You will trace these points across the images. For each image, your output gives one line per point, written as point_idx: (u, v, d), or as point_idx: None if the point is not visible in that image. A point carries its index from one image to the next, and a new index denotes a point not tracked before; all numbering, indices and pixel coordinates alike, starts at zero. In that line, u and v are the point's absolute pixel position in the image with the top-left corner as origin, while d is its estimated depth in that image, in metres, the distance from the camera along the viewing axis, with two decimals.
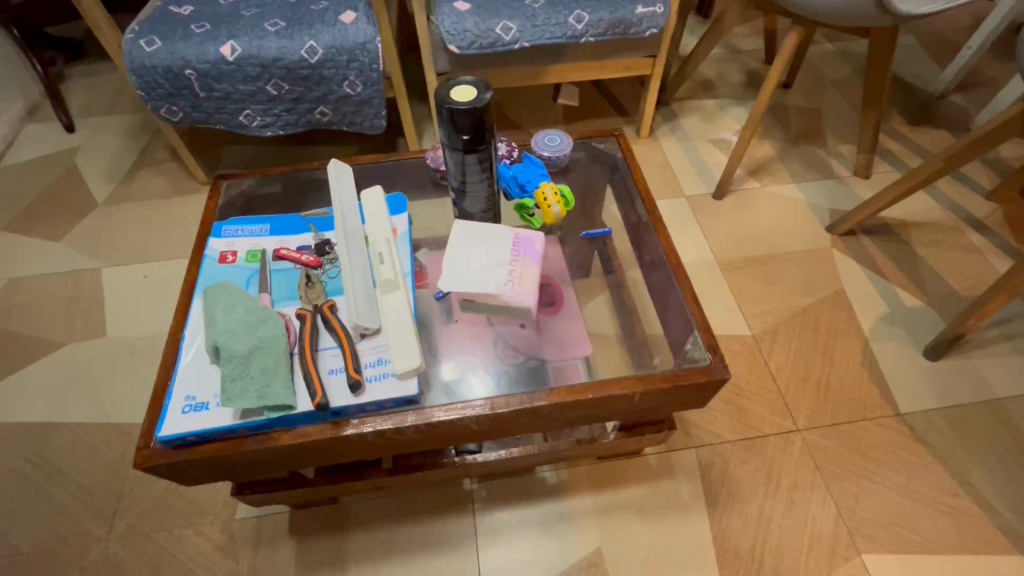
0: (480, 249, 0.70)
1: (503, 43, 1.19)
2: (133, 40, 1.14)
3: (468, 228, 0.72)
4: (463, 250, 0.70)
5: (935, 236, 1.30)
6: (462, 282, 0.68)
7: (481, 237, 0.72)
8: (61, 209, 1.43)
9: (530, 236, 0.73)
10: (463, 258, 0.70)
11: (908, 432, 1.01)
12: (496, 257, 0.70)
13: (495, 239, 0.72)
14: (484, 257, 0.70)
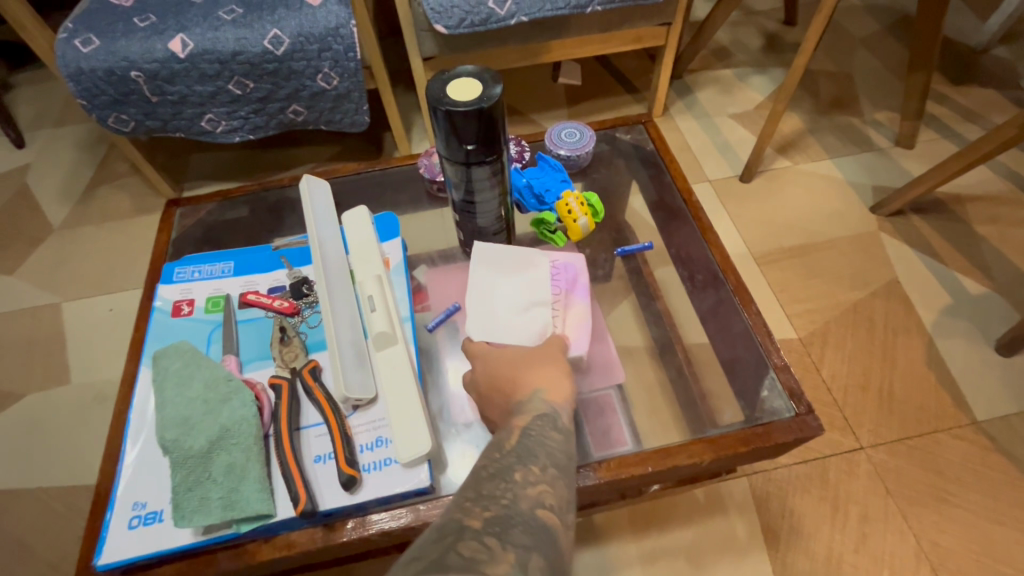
0: (505, 283, 0.57)
1: (498, 18, 1.02)
2: (66, 39, 0.98)
3: (494, 255, 0.58)
4: (486, 285, 0.56)
5: (994, 212, 1.15)
6: (487, 329, 0.54)
7: (506, 266, 0.58)
8: (14, 237, 1.28)
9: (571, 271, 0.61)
10: (486, 297, 0.56)
11: (989, 444, 0.88)
12: (527, 294, 0.56)
13: (529, 268, 0.58)
14: (512, 292, 0.56)
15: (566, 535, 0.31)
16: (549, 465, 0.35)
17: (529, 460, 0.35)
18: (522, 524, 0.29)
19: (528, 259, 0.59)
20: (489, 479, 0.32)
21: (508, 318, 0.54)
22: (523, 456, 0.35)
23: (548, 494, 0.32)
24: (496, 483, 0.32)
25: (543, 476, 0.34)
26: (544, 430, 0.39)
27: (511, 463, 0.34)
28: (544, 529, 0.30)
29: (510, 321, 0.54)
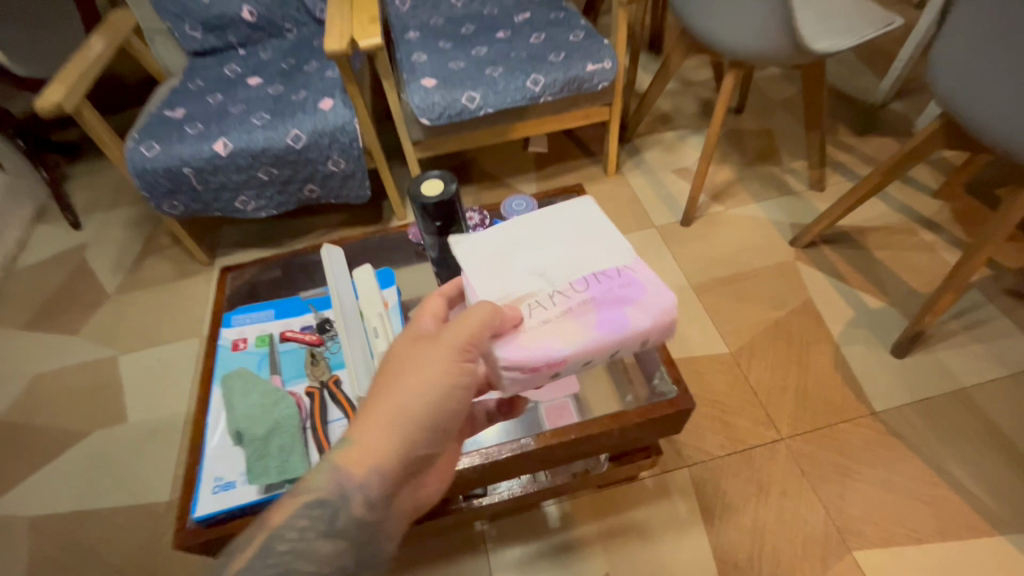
0: (551, 235, 0.59)
1: (469, 111, 1.30)
2: (134, 147, 1.26)
3: (565, 229, 0.60)
4: (519, 237, 0.59)
5: (890, 239, 1.39)
6: (477, 241, 0.59)
7: (580, 234, 0.59)
8: (76, 303, 1.52)
9: (621, 300, 0.53)
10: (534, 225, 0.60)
11: (883, 428, 1.08)
12: (538, 265, 0.56)
13: (559, 259, 0.56)
14: (546, 243, 0.58)
15: None
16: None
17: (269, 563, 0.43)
18: None
19: (583, 252, 0.57)
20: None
21: (509, 247, 0.58)
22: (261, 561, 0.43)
23: None
24: None
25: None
26: (321, 517, 0.47)
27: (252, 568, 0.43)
28: None
29: (511, 250, 0.58)
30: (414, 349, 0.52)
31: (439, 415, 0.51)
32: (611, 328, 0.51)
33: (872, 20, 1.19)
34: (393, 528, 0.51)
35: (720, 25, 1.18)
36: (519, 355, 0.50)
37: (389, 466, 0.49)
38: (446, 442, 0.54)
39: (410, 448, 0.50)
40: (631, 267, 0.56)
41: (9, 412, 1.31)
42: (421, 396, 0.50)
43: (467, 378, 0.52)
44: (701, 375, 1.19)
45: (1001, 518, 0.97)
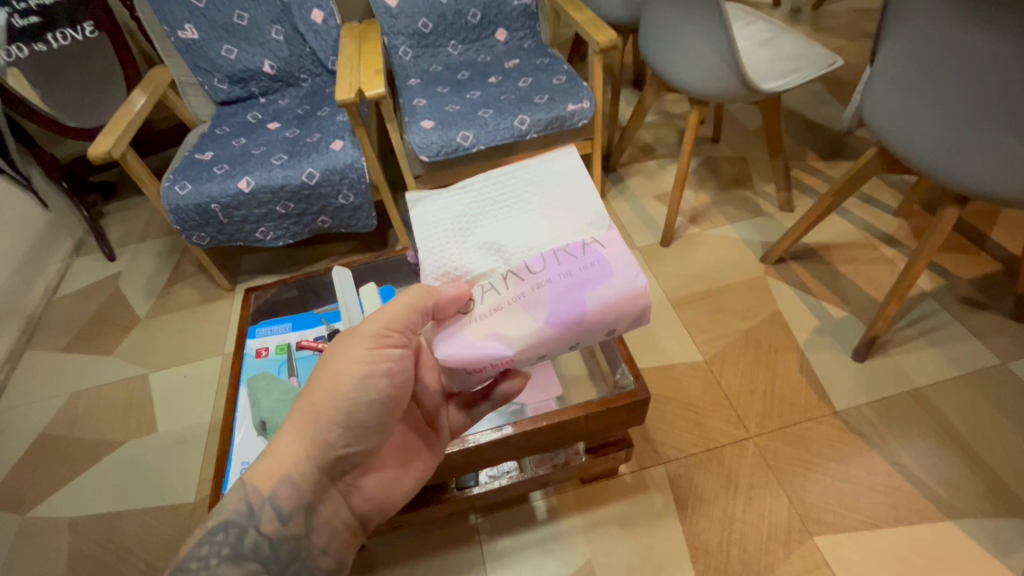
0: (516, 202, 0.57)
1: (464, 148, 1.45)
2: (169, 186, 1.43)
3: (533, 192, 0.57)
4: (483, 203, 0.57)
5: (852, 254, 1.51)
6: (438, 210, 0.58)
7: (549, 200, 0.56)
8: (111, 327, 1.67)
9: (580, 284, 0.52)
10: (502, 186, 0.57)
11: (843, 425, 1.18)
12: (497, 237, 0.55)
13: (522, 229, 0.55)
14: (509, 211, 0.56)
15: None
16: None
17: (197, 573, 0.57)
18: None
19: (548, 226, 0.55)
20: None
21: (470, 217, 0.57)
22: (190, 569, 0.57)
23: None
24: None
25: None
26: (228, 541, 0.60)
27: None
28: None
29: (473, 218, 0.57)
30: (330, 352, 0.62)
31: (352, 404, 0.60)
32: (564, 314, 0.52)
33: (817, 61, 1.36)
34: (313, 536, 0.63)
35: (682, 68, 1.34)
36: (464, 350, 0.53)
37: (301, 469, 0.60)
38: (369, 433, 0.63)
39: (324, 444, 0.60)
40: (598, 244, 0.54)
41: (51, 425, 1.45)
42: (325, 396, 0.59)
43: (382, 364, 0.60)
44: (677, 380, 1.30)
45: (951, 505, 1.06)
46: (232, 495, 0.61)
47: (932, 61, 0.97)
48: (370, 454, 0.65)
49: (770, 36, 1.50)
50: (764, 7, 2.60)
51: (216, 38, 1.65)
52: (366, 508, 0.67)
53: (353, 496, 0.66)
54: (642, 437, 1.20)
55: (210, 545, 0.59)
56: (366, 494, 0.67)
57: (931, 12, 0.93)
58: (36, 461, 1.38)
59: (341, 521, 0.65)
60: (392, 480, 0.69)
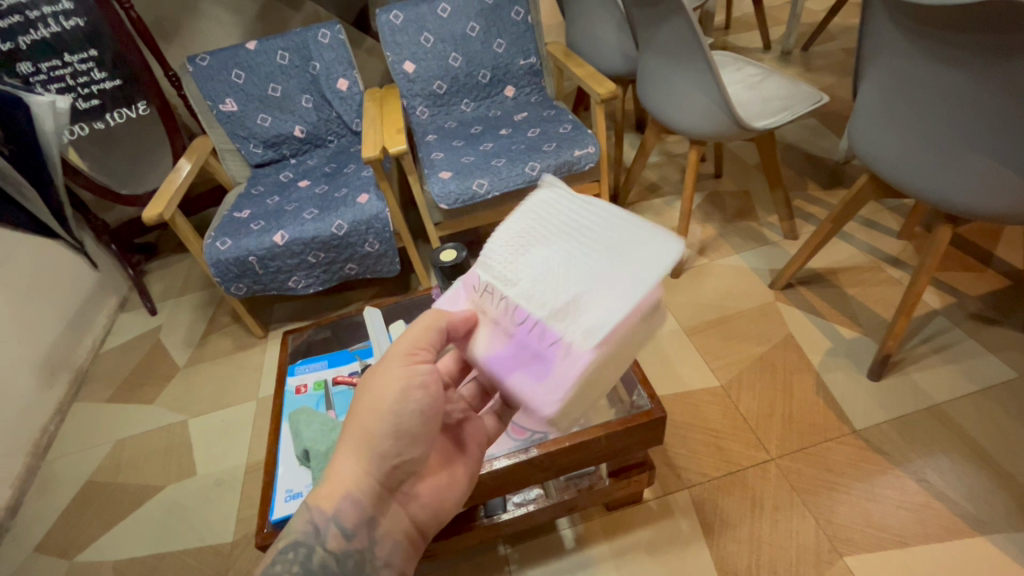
0: (581, 260, 0.54)
1: (480, 195, 1.56)
2: (212, 243, 1.55)
3: (588, 271, 0.53)
4: (555, 241, 0.57)
5: (860, 277, 1.56)
6: (530, 220, 0.59)
7: (597, 284, 0.53)
8: (152, 377, 1.77)
9: (535, 362, 0.56)
10: (597, 239, 0.56)
11: (865, 444, 1.19)
12: (523, 268, 0.56)
13: (543, 282, 0.55)
14: (570, 261, 0.55)
15: None
16: None
17: None
18: None
19: (565, 298, 0.53)
20: None
21: (553, 234, 0.57)
22: None
23: None
24: None
25: None
26: (298, 559, 0.63)
27: None
28: None
29: (554, 239, 0.57)
30: (368, 377, 0.68)
31: (397, 419, 0.66)
32: (509, 367, 0.59)
33: (804, 99, 1.47)
34: (376, 550, 0.66)
35: (678, 113, 1.46)
36: (431, 322, 0.64)
37: (361, 486, 0.65)
38: (415, 443, 0.68)
39: (380, 458, 0.66)
40: (566, 352, 0.53)
41: (96, 472, 1.52)
42: (372, 418, 0.65)
43: (418, 382, 0.67)
44: (695, 406, 1.33)
45: (980, 519, 1.06)
46: (298, 517, 0.65)
47: (911, 99, 1.05)
48: (420, 461, 0.70)
49: (759, 78, 1.61)
50: (755, 51, 2.76)
51: (252, 109, 1.83)
52: (423, 517, 0.71)
53: (410, 505, 0.70)
54: (663, 463, 1.23)
55: (283, 564, 0.62)
56: (422, 501, 0.71)
57: (904, 56, 1.02)
58: (81, 508, 1.44)
59: (402, 530, 0.69)
60: (444, 486, 0.73)
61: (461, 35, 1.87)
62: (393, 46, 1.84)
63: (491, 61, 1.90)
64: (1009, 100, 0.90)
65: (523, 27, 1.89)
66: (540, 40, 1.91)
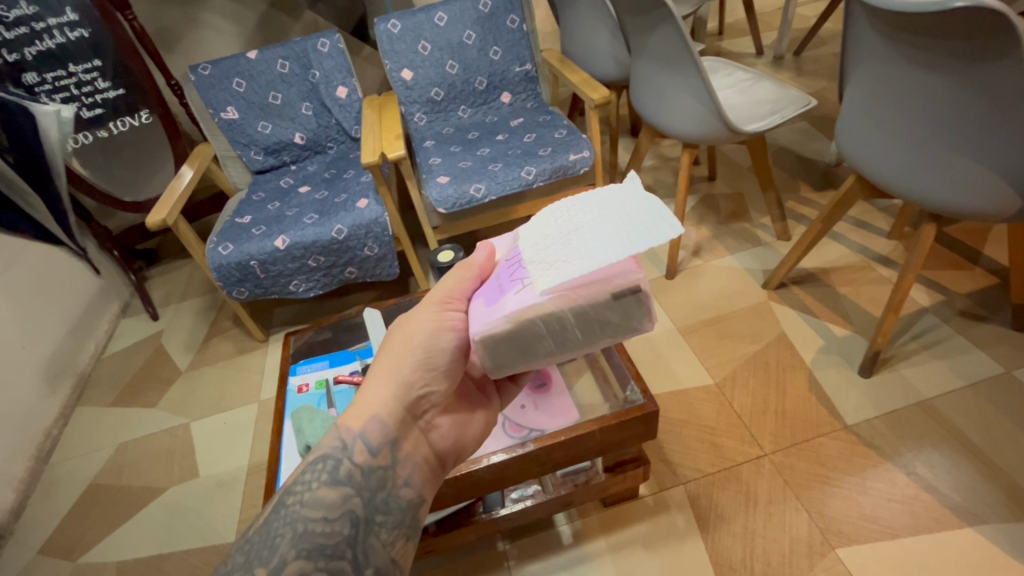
0: (586, 220, 0.53)
1: (477, 199, 1.59)
2: (214, 248, 1.58)
3: (584, 235, 0.52)
4: (582, 207, 0.55)
5: (851, 276, 1.58)
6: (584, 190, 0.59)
7: (578, 243, 0.52)
8: (154, 380, 1.79)
9: (495, 293, 0.59)
10: (615, 205, 0.53)
11: (856, 439, 1.22)
12: (542, 221, 0.58)
13: (543, 235, 0.56)
14: (582, 222, 0.53)
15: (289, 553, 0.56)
16: (314, 516, 0.60)
17: (306, 504, 0.61)
18: (260, 550, 0.56)
19: (547, 253, 0.53)
20: (275, 518, 0.59)
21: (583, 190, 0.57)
22: (292, 514, 0.60)
23: (294, 534, 0.58)
24: (276, 521, 0.59)
25: (302, 521, 0.59)
26: (326, 470, 0.65)
27: (294, 505, 0.61)
28: (272, 545, 0.57)
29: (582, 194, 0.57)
30: (405, 316, 0.71)
31: (427, 352, 0.68)
32: (479, 296, 0.63)
33: (793, 103, 1.50)
34: (398, 469, 0.68)
35: (671, 117, 1.49)
36: (466, 259, 0.69)
37: (387, 407, 0.68)
38: (443, 376, 0.70)
39: (406, 384, 0.69)
40: (521, 291, 0.56)
41: (99, 475, 1.54)
42: (403, 348, 0.69)
43: (448, 323, 0.68)
44: (690, 404, 1.35)
45: (969, 511, 1.08)
46: (327, 436, 0.68)
47: (895, 104, 1.08)
48: (445, 396, 0.72)
49: (749, 83, 1.65)
50: (748, 56, 2.81)
51: (253, 116, 1.87)
52: (443, 448, 0.74)
53: (432, 435, 0.73)
54: (659, 459, 1.25)
55: (312, 473, 0.64)
56: (443, 433, 0.74)
57: (887, 62, 1.05)
58: (84, 511, 1.46)
59: (423, 456, 0.71)
60: (463, 425, 0.77)
61: (458, 43, 1.90)
62: (391, 54, 1.87)
63: (488, 68, 1.94)
64: (988, 104, 0.92)
65: (518, 35, 1.93)
66: (535, 47, 1.95)
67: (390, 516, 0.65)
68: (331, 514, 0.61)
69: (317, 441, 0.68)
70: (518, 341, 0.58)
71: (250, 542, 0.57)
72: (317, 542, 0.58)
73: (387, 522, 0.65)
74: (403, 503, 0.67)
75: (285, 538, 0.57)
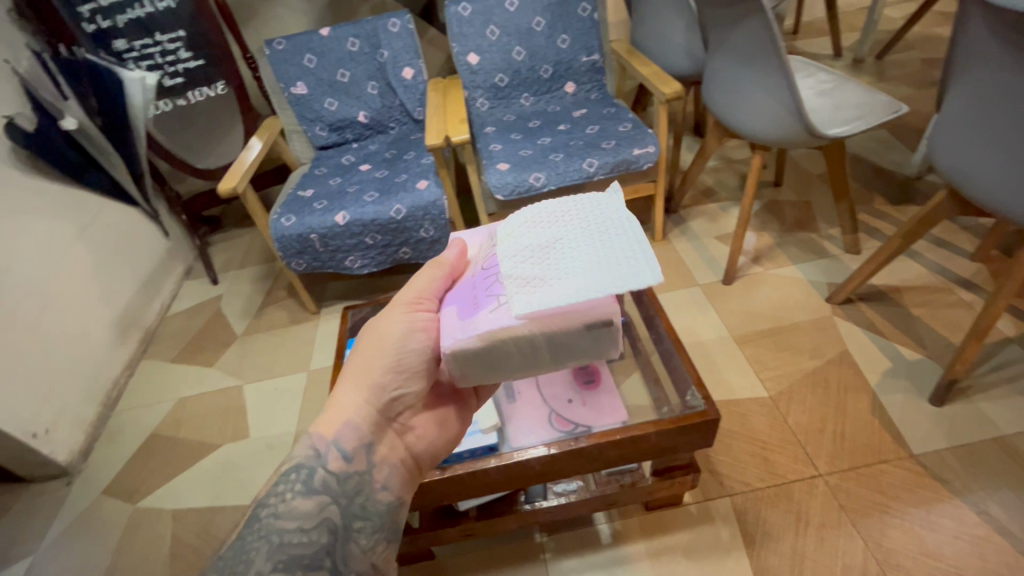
0: (569, 249, 0.59)
1: (536, 188, 1.57)
2: (278, 218, 1.63)
3: (567, 264, 0.57)
4: (564, 233, 0.61)
5: (927, 297, 1.49)
6: (564, 209, 0.64)
7: (561, 272, 0.57)
8: (212, 341, 1.87)
9: (470, 305, 0.64)
10: (603, 238, 0.59)
11: (922, 470, 1.15)
12: (523, 238, 0.63)
13: (525, 254, 0.60)
14: (566, 250, 0.59)
15: (264, 564, 0.56)
16: (288, 526, 0.60)
17: (280, 515, 0.61)
18: (236, 563, 0.56)
19: (529, 275, 0.58)
20: (248, 532, 0.59)
21: (570, 216, 0.63)
22: (265, 527, 0.59)
23: (269, 546, 0.58)
24: (249, 535, 0.59)
25: (275, 534, 0.59)
26: (300, 479, 0.66)
27: (267, 518, 0.61)
28: (247, 559, 0.56)
29: (567, 220, 0.62)
30: (375, 321, 0.74)
31: (399, 353, 0.71)
32: (451, 306, 0.67)
33: (881, 109, 1.41)
34: (374, 474, 0.70)
35: (746, 116, 1.43)
36: (438, 258, 0.75)
37: (360, 412, 0.71)
38: (415, 377, 0.73)
39: (379, 388, 0.72)
40: (497, 310, 0.60)
41: (160, 426, 1.63)
42: (371, 353, 0.72)
43: (420, 323, 0.72)
44: (742, 415, 1.31)
45: None
46: (300, 444, 0.69)
47: (1002, 113, 0.99)
48: (419, 397, 0.76)
49: (831, 86, 1.56)
50: (824, 58, 2.66)
51: (321, 93, 1.91)
52: (420, 448, 0.77)
53: (408, 436, 0.76)
54: (706, 468, 1.22)
55: (285, 484, 0.65)
56: (419, 433, 0.77)
57: (1001, 68, 0.97)
58: (145, 458, 1.55)
59: (399, 458, 0.74)
60: (437, 425, 0.80)
61: (527, 29, 1.88)
62: (459, 38, 1.86)
63: (554, 56, 1.91)
64: None
65: (589, 24, 1.88)
66: (605, 37, 1.90)
67: (369, 521, 0.67)
68: (308, 523, 0.62)
69: (288, 451, 0.69)
70: (488, 358, 0.63)
71: (222, 558, 0.57)
72: (293, 552, 0.58)
73: (366, 528, 0.66)
74: (381, 507, 0.69)
75: (260, 552, 0.57)
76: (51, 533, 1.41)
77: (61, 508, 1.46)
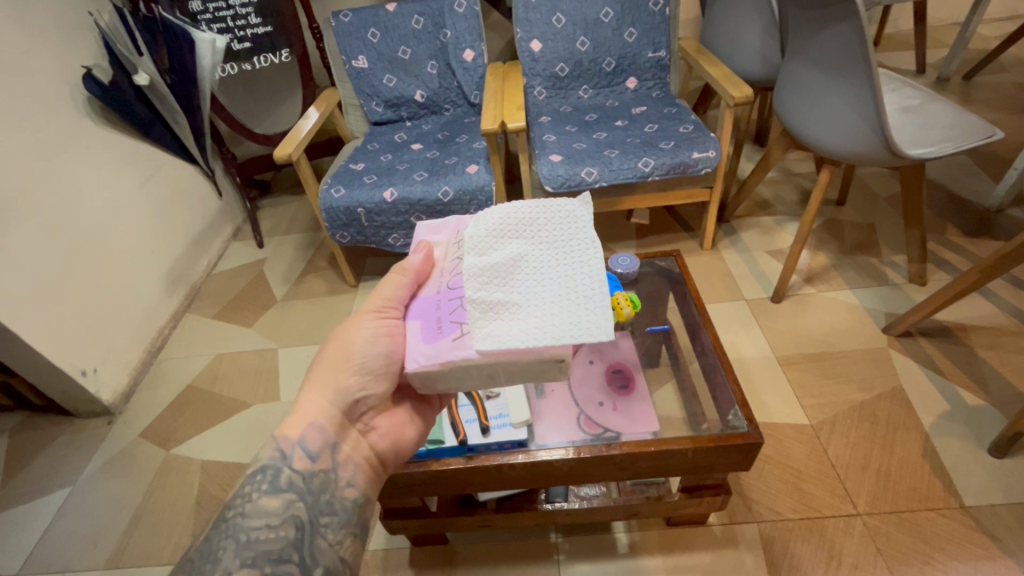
0: (534, 284, 0.59)
1: (587, 183, 1.53)
2: (328, 189, 1.64)
3: (531, 299, 0.58)
4: (534, 260, 0.61)
5: (995, 339, 1.39)
6: (537, 227, 0.63)
7: (523, 307, 0.58)
8: (253, 303, 1.92)
9: (432, 327, 0.63)
10: (569, 276, 0.59)
11: (973, 524, 1.07)
12: (492, 256, 0.62)
13: (491, 279, 0.60)
14: (531, 284, 0.59)
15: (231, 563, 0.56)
16: (253, 525, 0.60)
17: (246, 514, 0.61)
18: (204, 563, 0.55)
19: (492, 303, 0.58)
20: (215, 532, 0.58)
21: (543, 242, 0.62)
22: (231, 528, 0.59)
23: (234, 546, 0.57)
24: (217, 535, 0.58)
25: (239, 534, 0.58)
26: (267, 479, 0.65)
27: (234, 518, 0.60)
28: (213, 558, 0.56)
29: (540, 245, 0.62)
30: (342, 325, 0.73)
31: (360, 358, 0.70)
32: (415, 322, 0.65)
33: (972, 132, 1.30)
34: (340, 471, 0.69)
35: (820, 128, 1.34)
36: (401, 262, 0.72)
37: (325, 414, 0.71)
38: (378, 379, 0.72)
39: (343, 389, 0.72)
40: (460, 338, 0.60)
41: (197, 378, 1.69)
42: (333, 356, 0.72)
43: (384, 326, 0.70)
44: (779, 441, 1.25)
45: None
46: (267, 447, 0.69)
47: None
48: (382, 398, 0.75)
49: (917, 103, 1.46)
50: (907, 74, 2.50)
51: (381, 68, 1.91)
52: (385, 446, 0.76)
53: (371, 436, 0.75)
54: (736, 490, 1.17)
55: (252, 485, 0.64)
56: (382, 433, 0.76)
57: None
58: (181, 408, 1.60)
59: (363, 456, 0.73)
60: (403, 422, 0.79)
61: (594, 19, 1.83)
62: (524, 23, 1.83)
63: (619, 49, 1.85)
64: None
65: (658, 19, 1.82)
66: (674, 33, 1.83)
67: (336, 517, 0.66)
68: (275, 520, 0.61)
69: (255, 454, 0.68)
70: (448, 379, 0.63)
71: (189, 560, 0.56)
72: (258, 549, 0.58)
73: (333, 523, 0.66)
74: (348, 503, 0.68)
75: (228, 550, 0.57)
76: (87, 469, 1.48)
77: (99, 446, 1.53)
